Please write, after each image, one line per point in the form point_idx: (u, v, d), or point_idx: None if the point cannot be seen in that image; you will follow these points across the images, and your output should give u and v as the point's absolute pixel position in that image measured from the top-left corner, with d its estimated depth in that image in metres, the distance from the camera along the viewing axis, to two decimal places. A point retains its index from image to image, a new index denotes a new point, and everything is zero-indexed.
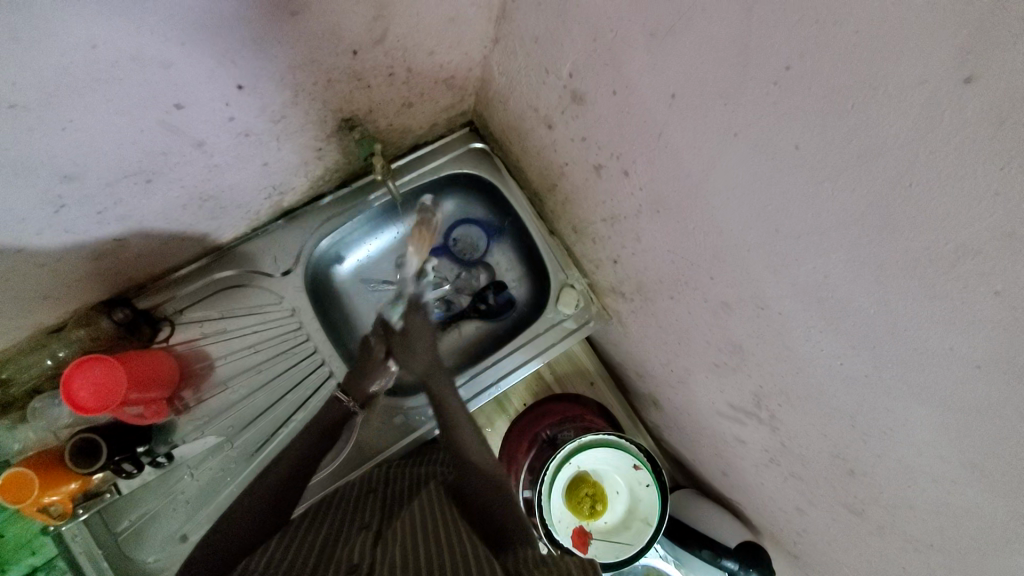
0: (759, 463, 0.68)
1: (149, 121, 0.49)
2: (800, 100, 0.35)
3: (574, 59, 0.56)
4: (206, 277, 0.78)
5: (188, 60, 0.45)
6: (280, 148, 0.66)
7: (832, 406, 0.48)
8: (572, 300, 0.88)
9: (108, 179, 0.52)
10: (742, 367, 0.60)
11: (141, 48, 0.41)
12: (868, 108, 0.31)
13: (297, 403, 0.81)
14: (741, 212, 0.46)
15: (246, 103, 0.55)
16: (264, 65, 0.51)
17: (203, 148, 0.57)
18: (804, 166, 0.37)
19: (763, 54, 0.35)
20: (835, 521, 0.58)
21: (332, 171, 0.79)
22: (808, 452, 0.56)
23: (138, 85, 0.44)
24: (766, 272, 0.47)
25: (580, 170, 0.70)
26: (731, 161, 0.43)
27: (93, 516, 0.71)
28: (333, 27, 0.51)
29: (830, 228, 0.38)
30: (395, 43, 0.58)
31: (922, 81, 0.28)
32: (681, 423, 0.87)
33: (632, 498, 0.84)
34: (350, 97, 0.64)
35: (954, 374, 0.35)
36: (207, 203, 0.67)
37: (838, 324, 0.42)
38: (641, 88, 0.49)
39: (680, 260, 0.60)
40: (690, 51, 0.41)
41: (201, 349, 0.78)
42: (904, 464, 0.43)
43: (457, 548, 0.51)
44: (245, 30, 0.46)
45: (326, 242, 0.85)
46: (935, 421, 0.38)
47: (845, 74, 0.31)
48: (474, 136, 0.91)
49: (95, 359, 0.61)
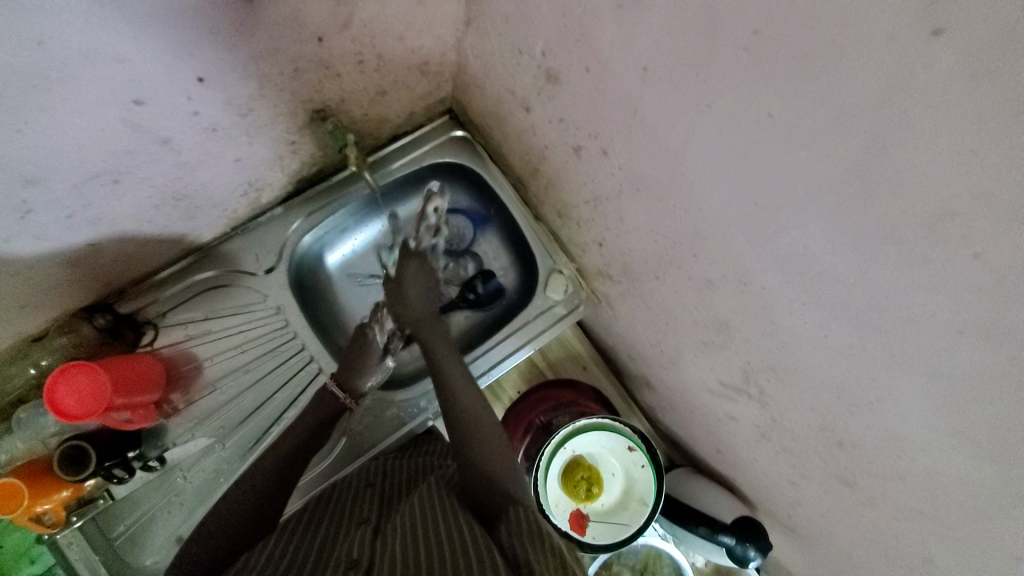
0: (752, 439, 0.68)
1: (111, 119, 0.47)
2: (770, 66, 0.34)
3: (546, 37, 0.55)
4: (188, 279, 0.77)
5: (144, 54, 0.44)
6: (252, 143, 0.65)
7: (818, 379, 0.48)
8: (560, 286, 0.87)
9: (75, 182, 0.51)
10: (729, 343, 0.60)
11: (92, 42, 0.40)
12: (838, 70, 0.30)
13: (287, 402, 0.80)
14: (719, 187, 0.45)
15: (212, 97, 0.54)
16: (225, 56, 0.50)
17: (170, 145, 0.56)
18: (778, 134, 0.36)
19: (731, 20, 0.35)
20: (827, 492, 0.58)
21: (309, 164, 0.78)
22: (797, 426, 0.56)
23: (94, 82, 0.43)
24: (747, 246, 0.46)
25: (560, 152, 0.69)
26: (706, 134, 0.43)
27: (88, 523, 0.71)
28: (295, 13, 0.49)
29: (807, 198, 0.37)
30: (361, 28, 0.57)
31: (891, 37, 0.27)
32: (674, 403, 0.87)
33: (627, 479, 0.85)
34: (320, 86, 0.62)
35: (936, 340, 0.34)
36: (182, 203, 0.66)
37: (820, 295, 0.42)
38: (613, 63, 0.48)
39: (664, 239, 0.59)
40: (659, 22, 0.40)
41: (187, 351, 0.77)
42: (891, 433, 0.43)
43: (454, 534, 0.51)
44: (201, 19, 0.44)
45: (309, 237, 0.84)
46: (919, 389, 0.38)
47: (813, 36, 0.30)
48: (454, 124, 0.89)
49: (79, 366, 0.60)
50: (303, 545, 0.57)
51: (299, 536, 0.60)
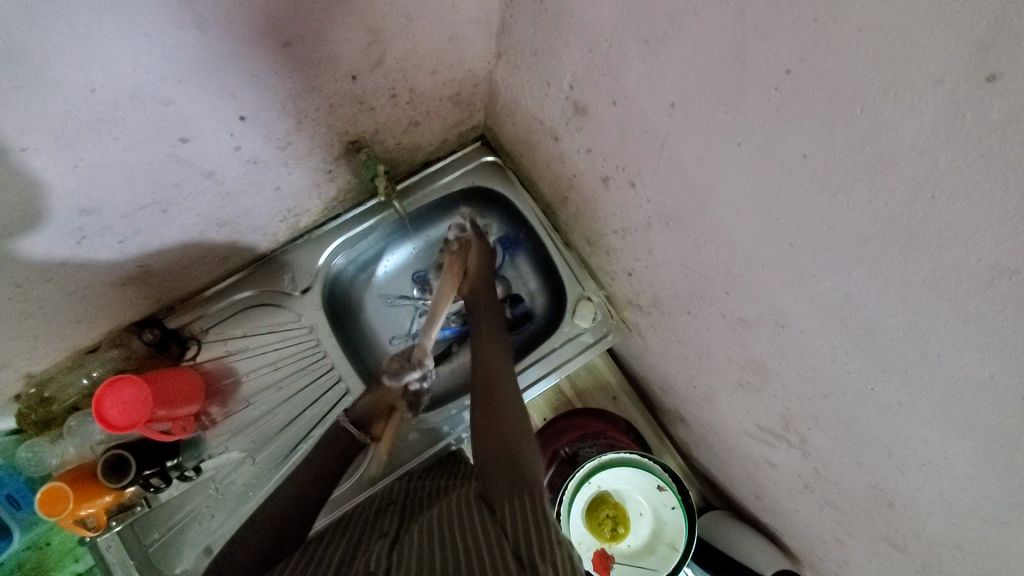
0: (793, 489, 0.63)
1: (158, 155, 0.51)
2: (806, 105, 0.32)
3: (573, 70, 0.55)
4: (229, 297, 0.81)
5: (187, 96, 0.47)
6: (290, 173, 0.68)
7: (864, 434, 0.44)
8: (588, 313, 0.85)
9: (126, 211, 0.55)
10: (766, 386, 0.56)
11: (140, 87, 0.43)
12: (879, 111, 0.28)
13: (314, 420, 0.82)
14: (751, 225, 0.43)
15: (252, 132, 0.57)
16: (263, 96, 0.53)
17: (213, 177, 0.60)
18: (816, 176, 0.34)
19: (762, 59, 0.33)
20: (878, 556, 0.52)
21: (344, 191, 0.81)
22: (843, 481, 0.51)
23: (141, 122, 0.46)
24: (784, 288, 0.43)
25: (588, 181, 0.68)
26: (737, 170, 0.41)
27: (126, 528, 0.75)
28: (329, 54, 0.52)
29: (848, 243, 0.34)
30: (393, 65, 0.59)
31: (939, 80, 0.25)
32: (708, 442, 0.82)
33: (656, 521, 0.80)
34: (354, 120, 0.65)
35: (992, 407, 0.30)
36: (225, 228, 0.70)
37: (862, 345, 0.38)
38: (640, 97, 0.47)
39: (694, 274, 0.57)
40: (685, 59, 0.39)
41: (227, 366, 0.81)
42: (947, 500, 0.38)
43: (465, 548, 0.48)
44: (241, 63, 0.47)
45: (342, 260, 0.87)
46: (979, 458, 0.33)
47: (849, 78, 0.28)
48: (485, 150, 0.91)
49: (126, 380, 0.63)
50: (327, 558, 0.57)
51: (322, 550, 0.59)
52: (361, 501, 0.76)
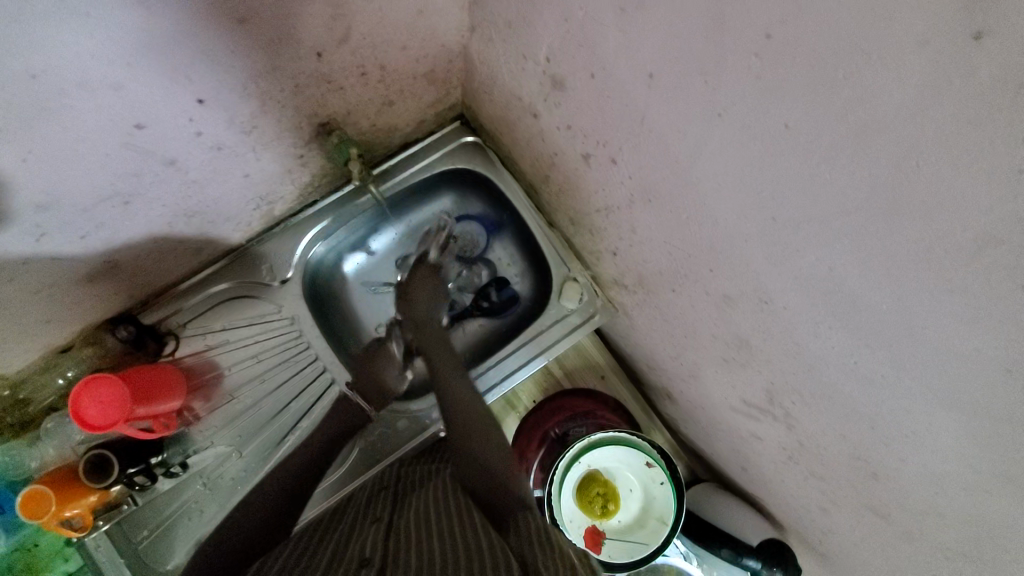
0: (778, 461, 0.63)
1: (114, 145, 0.49)
2: (787, 72, 0.31)
3: (549, 42, 0.53)
4: (207, 290, 0.79)
5: (139, 80, 0.44)
6: (259, 159, 0.66)
7: (847, 406, 0.44)
8: (575, 294, 0.85)
9: (85, 205, 0.53)
10: (750, 362, 0.56)
11: (86, 72, 0.40)
12: (861, 78, 0.27)
13: (300, 412, 0.81)
14: (733, 200, 0.42)
15: (213, 117, 0.55)
16: (223, 77, 0.50)
17: (176, 166, 0.57)
18: (797, 147, 0.33)
19: (739, 24, 0.31)
20: (860, 522, 0.53)
21: (320, 176, 0.78)
22: (825, 452, 0.51)
23: (92, 110, 0.44)
24: (766, 263, 0.43)
25: (569, 159, 0.66)
26: (717, 143, 0.39)
27: (114, 527, 0.74)
28: (290, 30, 0.49)
29: (830, 216, 0.33)
30: (361, 41, 0.56)
31: (924, 41, 0.23)
32: (695, 417, 0.83)
33: (646, 497, 0.81)
34: (323, 101, 0.62)
35: (974, 377, 0.30)
36: (196, 218, 0.68)
37: (847, 319, 0.38)
38: (617, 69, 0.45)
39: (678, 252, 0.56)
40: (661, 26, 0.37)
41: (208, 360, 0.79)
42: (928, 469, 0.39)
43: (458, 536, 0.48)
44: (195, 43, 0.45)
45: (321, 248, 0.85)
46: (961, 428, 0.33)
47: (830, 43, 0.27)
48: (465, 130, 0.88)
49: (101, 379, 0.61)
50: (317, 547, 0.56)
51: (312, 541, 0.59)
52: (351, 491, 0.76)
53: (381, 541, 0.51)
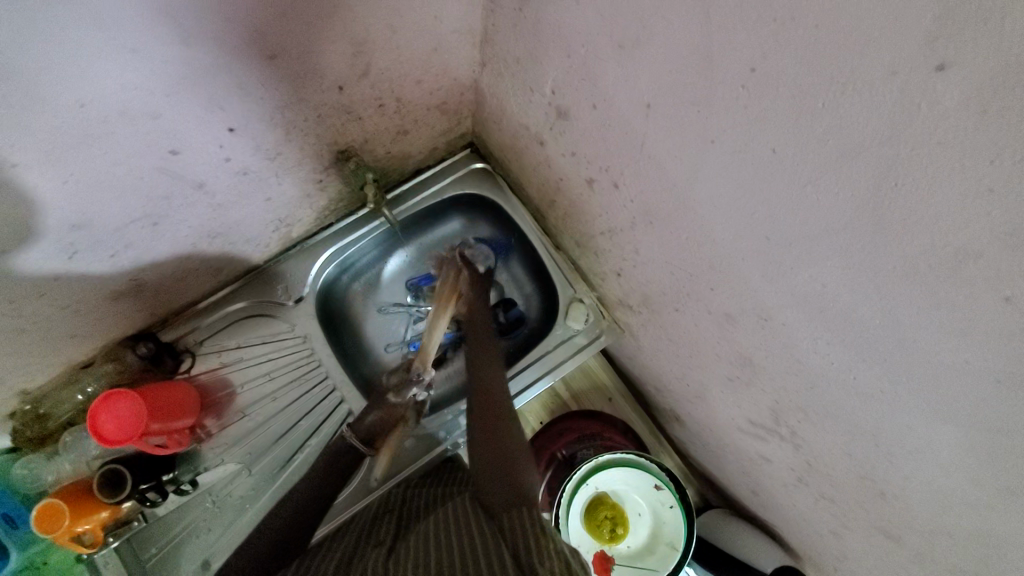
0: (788, 483, 0.63)
1: (147, 169, 0.52)
2: (770, 103, 0.33)
3: (554, 75, 0.56)
4: (223, 309, 0.82)
5: (175, 109, 0.48)
6: (280, 184, 0.69)
7: (850, 423, 0.44)
8: (580, 315, 0.87)
9: (117, 226, 0.56)
10: (755, 381, 0.56)
11: (128, 104, 0.44)
12: (839, 105, 0.29)
13: (310, 429, 0.83)
14: (729, 219, 0.44)
15: (241, 145, 0.59)
16: (252, 108, 0.54)
17: (204, 189, 0.61)
18: (785, 168, 0.35)
19: (728, 59, 0.34)
20: (871, 545, 0.53)
21: (335, 201, 0.82)
22: (834, 472, 0.51)
23: (131, 137, 0.48)
24: (764, 281, 0.44)
25: (574, 184, 0.69)
26: (712, 167, 0.42)
27: (123, 544, 0.74)
28: (315, 66, 0.53)
29: (820, 234, 0.35)
30: (379, 76, 0.61)
31: (892, 71, 0.26)
32: (704, 439, 0.82)
33: (655, 521, 0.80)
34: (342, 129, 0.66)
35: (968, 387, 0.31)
36: (218, 239, 0.71)
37: (844, 335, 0.39)
38: (618, 100, 0.48)
39: (680, 272, 0.58)
40: (657, 62, 0.41)
41: (222, 378, 0.81)
42: (933, 485, 0.39)
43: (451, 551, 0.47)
44: (227, 76, 0.49)
45: (333, 268, 0.88)
46: (960, 440, 0.34)
47: (808, 75, 0.30)
48: (474, 157, 0.92)
49: (121, 394, 0.62)
50: (324, 561, 0.57)
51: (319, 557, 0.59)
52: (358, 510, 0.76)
53: (384, 558, 0.51)
